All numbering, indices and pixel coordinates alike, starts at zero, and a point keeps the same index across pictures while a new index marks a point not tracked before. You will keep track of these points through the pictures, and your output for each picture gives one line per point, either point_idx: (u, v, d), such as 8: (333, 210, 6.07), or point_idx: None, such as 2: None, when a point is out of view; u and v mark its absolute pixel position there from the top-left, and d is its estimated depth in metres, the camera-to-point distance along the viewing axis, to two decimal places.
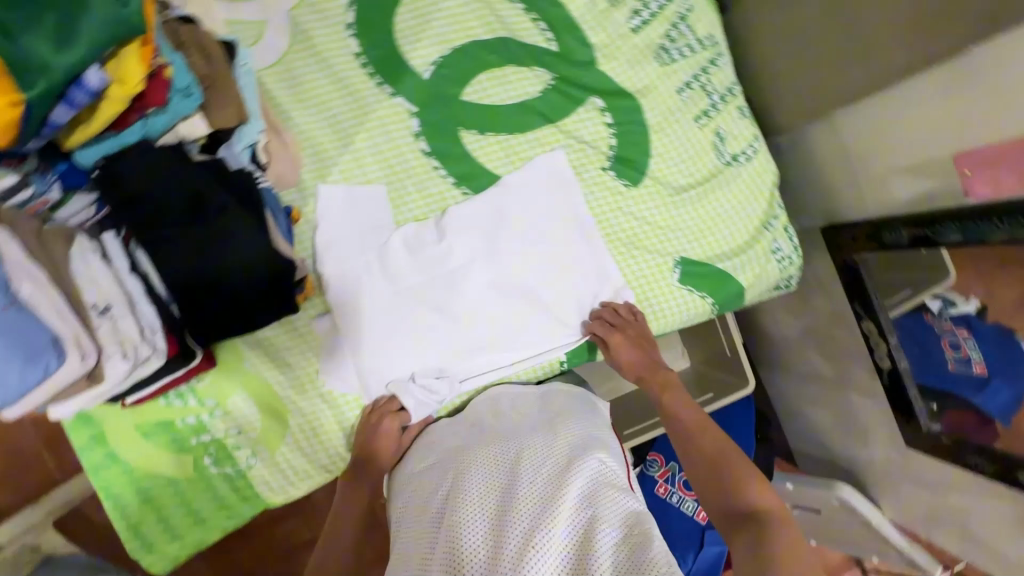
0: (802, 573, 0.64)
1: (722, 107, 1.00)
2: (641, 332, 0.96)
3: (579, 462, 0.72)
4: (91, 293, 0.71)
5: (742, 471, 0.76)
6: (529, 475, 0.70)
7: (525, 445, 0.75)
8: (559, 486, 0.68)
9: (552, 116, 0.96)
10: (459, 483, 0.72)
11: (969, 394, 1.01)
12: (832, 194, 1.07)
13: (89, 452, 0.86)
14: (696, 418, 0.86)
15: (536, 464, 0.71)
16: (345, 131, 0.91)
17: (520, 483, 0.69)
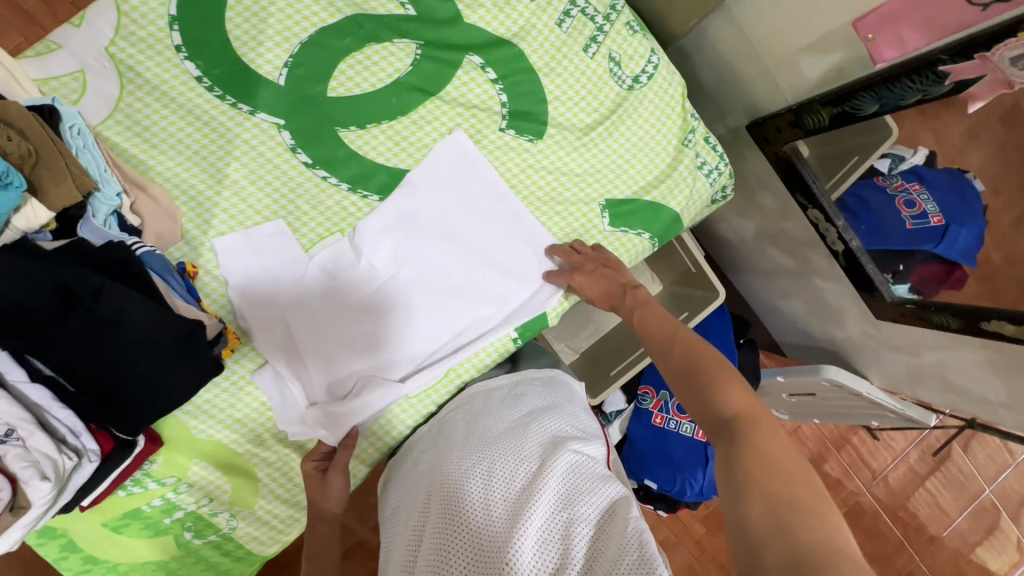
0: (778, 463, 0.57)
1: (609, 27, 0.91)
2: (602, 262, 0.89)
3: (553, 460, 0.69)
4: None
5: (717, 371, 0.68)
6: (504, 484, 0.67)
7: (495, 449, 0.73)
8: (533, 488, 0.65)
9: (430, 88, 0.87)
10: (434, 503, 0.69)
11: (929, 246, 1.05)
12: (749, 89, 1.01)
13: (65, 561, 0.84)
14: (667, 328, 0.77)
15: (507, 472, 0.69)
16: (214, 167, 0.83)
17: (497, 494, 0.66)
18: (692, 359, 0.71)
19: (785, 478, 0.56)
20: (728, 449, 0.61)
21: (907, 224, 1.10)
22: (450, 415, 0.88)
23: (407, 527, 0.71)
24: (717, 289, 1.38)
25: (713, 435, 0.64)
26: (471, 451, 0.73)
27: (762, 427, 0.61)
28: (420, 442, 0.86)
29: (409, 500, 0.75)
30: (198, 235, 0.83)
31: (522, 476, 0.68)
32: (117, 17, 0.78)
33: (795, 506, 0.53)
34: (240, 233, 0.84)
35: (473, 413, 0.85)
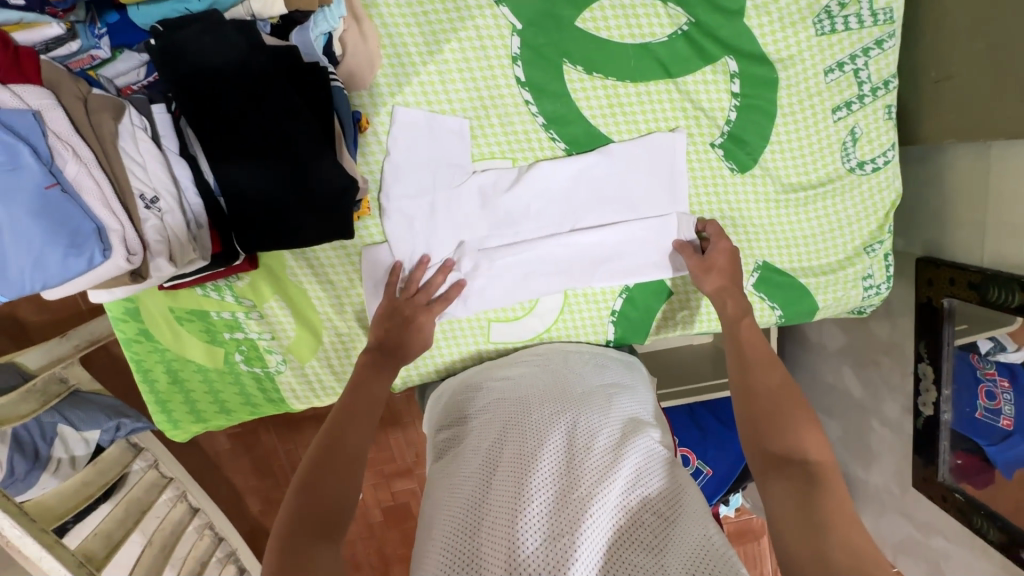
0: (848, 516, 0.60)
1: (870, 101, 0.84)
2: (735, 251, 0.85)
3: (634, 438, 0.70)
4: (138, 180, 0.63)
5: (801, 415, 0.70)
6: (585, 441, 0.69)
7: (579, 410, 0.74)
8: (614, 458, 0.66)
9: (671, 69, 0.81)
10: (512, 439, 0.70)
11: (984, 442, 1.00)
12: (947, 228, 0.96)
13: (122, 324, 0.84)
14: (763, 352, 0.77)
15: (590, 433, 0.70)
16: (434, 36, 0.77)
17: (578, 446, 0.68)
18: (780, 394, 0.72)
19: (858, 529, 0.59)
20: (800, 489, 0.62)
21: (977, 414, 1.00)
22: (511, 368, 0.87)
23: (472, 452, 0.71)
24: None
25: (771, 471, 0.66)
26: (556, 403, 0.75)
27: (834, 480, 0.64)
28: (487, 374, 0.87)
29: (478, 429, 0.75)
30: (385, 93, 0.79)
31: (604, 441, 0.69)
32: None
33: (872, 560, 0.56)
34: (424, 113, 0.80)
35: (556, 367, 0.84)
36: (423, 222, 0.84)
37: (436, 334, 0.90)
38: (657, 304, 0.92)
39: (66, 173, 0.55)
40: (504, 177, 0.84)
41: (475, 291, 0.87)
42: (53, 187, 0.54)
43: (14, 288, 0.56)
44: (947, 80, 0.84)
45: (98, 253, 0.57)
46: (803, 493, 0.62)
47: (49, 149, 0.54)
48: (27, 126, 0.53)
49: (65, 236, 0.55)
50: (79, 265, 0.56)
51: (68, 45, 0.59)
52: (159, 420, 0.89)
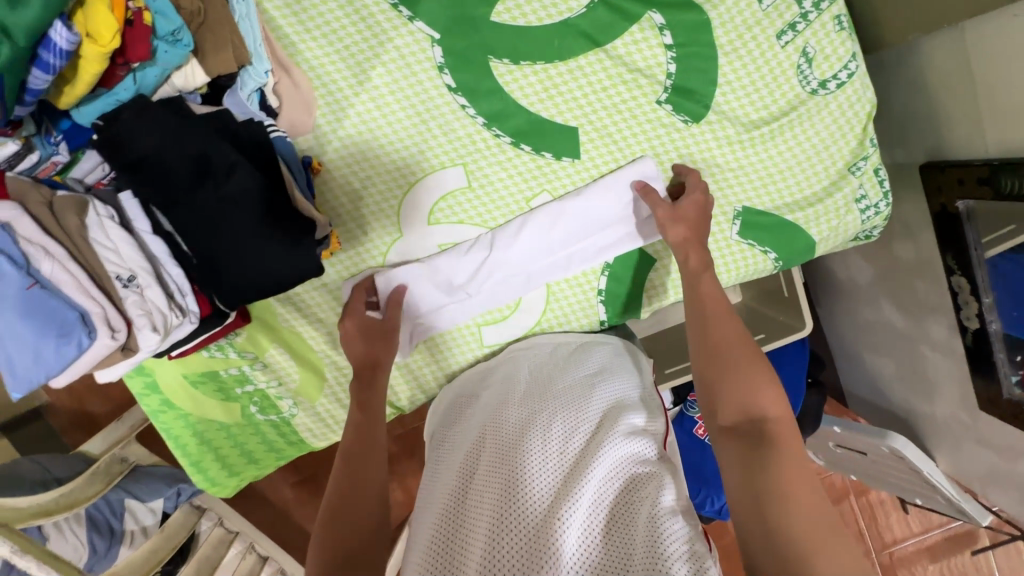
0: (801, 480, 0.55)
1: (815, 16, 0.79)
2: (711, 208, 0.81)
3: (609, 438, 0.67)
4: (112, 264, 0.67)
5: (757, 369, 0.64)
6: (562, 440, 0.68)
7: (555, 415, 0.72)
8: (584, 462, 0.64)
9: (598, 38, 0.80)
10: (493, 445, 0.70)
11: None
12: (943, 127, 0.88)
13: (146, 397, 0.91)
14: (722, 306, 0.71)
15: (563, 441, 0.68)
16: (359, 66, 0.80)
17: (554, 448, 0.67)
18: (738, 347, 0.67)
19: (813, 493, 0.54)
20: (752, 450, 0.58)
21: None
22: (502, 365, 0.88)
23: (452, 463, 0.73)
24: (804, 323, 1.32)
25: (728, 436, 0.61)
26: (533, 404, 0.75)
27: (788, 439, 0.59)
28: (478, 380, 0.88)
29: (456, 439, 0.77)
30: (327, 131, 0.82)
31: (580, 439, 0.68)
32: None
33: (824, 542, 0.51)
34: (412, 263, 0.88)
35: (540, 365, 0.85)
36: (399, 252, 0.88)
37: (430, 349, 0.92)
38: (643, 272, 0.91)
39: (43, 272, 0.61)
40: (456, 180, 0.86)
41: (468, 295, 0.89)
42: (32, 287, 0.60)
43: (24, 382, 0.62)
44: None
45: (85, 336, 0.62)
46: (753, 457, 0.57)
47: (22, 254, 0.60)
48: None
49: (53, 326, 0.61)
50: (71, 350, 0.61)
51: (28, 158, 0.66)
52: (197, 481, 0.95)
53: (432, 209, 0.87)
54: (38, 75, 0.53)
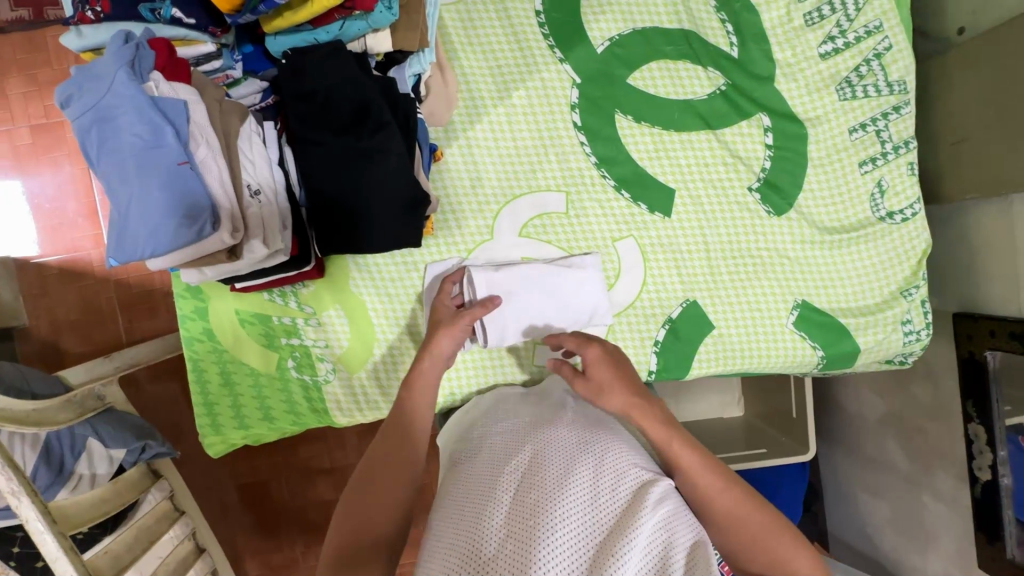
0: None
1: (893, 158, 0.92)
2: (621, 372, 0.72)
3: (658, 496, 0.56)
4: (248, 173, 0.72)
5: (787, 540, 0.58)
6: (603, 484, 0.58)
7: (599, 454, 0.61)
8: (628, 524, 0.53)
9: (711, 122, 0.92)
10: (525, 474, 0.59)
11: None
12: (979, 282, 0.99)
13: (189, 321, 0.89)
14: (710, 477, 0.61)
15: (607, 486, 0.57)
16: (505, 84, 0.90)
17: (595, 493, 0.56)
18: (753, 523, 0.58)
19: None
20: None
21: None
22: (549, 387, 0.86)
23: (475, 477, 0.63)
24: (807, 446, 1.33)
25: None
26: (583, 430, 0.66)
27: None
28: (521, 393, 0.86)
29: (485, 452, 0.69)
30: (459, 128, 0.90)
31: (630, 481, 0.59)
32: None
33: None
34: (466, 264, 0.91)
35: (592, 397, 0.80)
36: (483, 252, 0.92)
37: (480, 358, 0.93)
38: (702, 335, 0.94)
39: (197, 156, 0.64)
40: (555, 204, 0.92)
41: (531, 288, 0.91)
42: (184, 164, 0.63)
43: (128, 253, 0.64)
44: (962, 142, 0.95)
45: (207, 226, 0.64)
46: None
47: (188, 133, 0.64)
48: (176, 111, 0.62)
49: (185, 208, 0.63)
50: (190, 235, 0.63)
51: (212, 61, 0.73)
52: (202, 423, 0.90)
53: (526, 223, 0.92)
54: None
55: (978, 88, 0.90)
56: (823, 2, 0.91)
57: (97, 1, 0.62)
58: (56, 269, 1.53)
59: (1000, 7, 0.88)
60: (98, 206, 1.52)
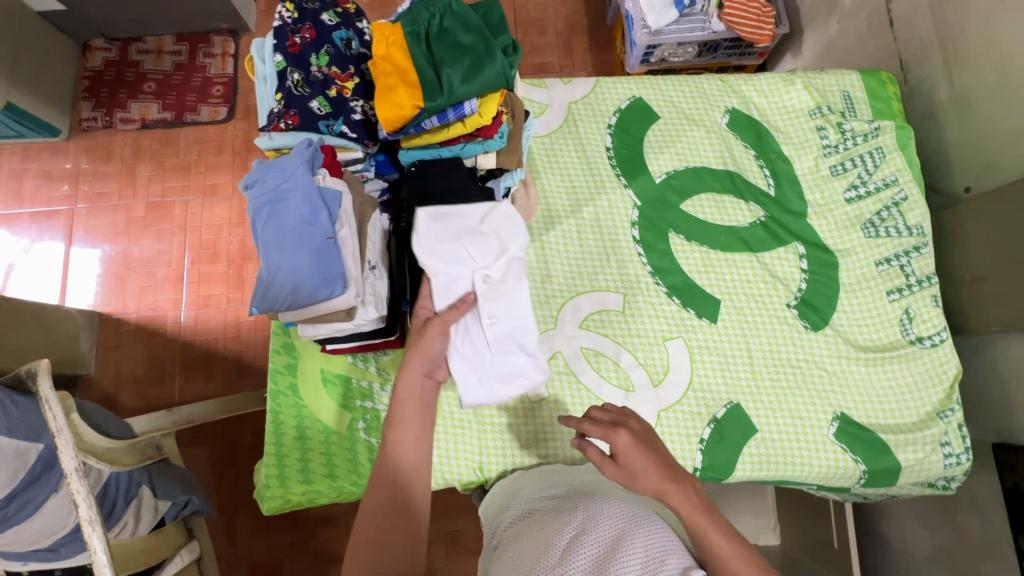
0: None
1: (918, 289, 1.03)
2: (645, 432, 0.80)
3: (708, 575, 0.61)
4: (371, 252, 0.87)
5: None
6: (658, 552, 0.63)
7: (656, 526, 0.68)
8: None
9: (752, 246, 1.07)
10: (585, 530, 0.66)
11: None
12: (1014, 413, 1.04)
13: (279, 376, 0.99)
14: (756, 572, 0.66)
15: (662, 552, 0.63)
16: (577, 201, 1.08)
17: (644, 553, 0.62)
18: None
19: None
20: None
21: None
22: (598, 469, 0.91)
23: (534, 535, 0.70)
24: None
25: None
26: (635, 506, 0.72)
27: None
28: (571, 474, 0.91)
29: (533, 521, 0.74)
30: (535, 232, 1.06)
31: (681, 554, 0.64)
32: (589, 89, 1.13)
33: None
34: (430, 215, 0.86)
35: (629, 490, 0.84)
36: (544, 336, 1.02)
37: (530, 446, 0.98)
38: (746, 438, 0.98)
39: (340, 234, 0.80)
40: (614, 303, 1.04)
41: (503, 245, 0.89)
42: (330, 239, 0.78)
43: (268, 303, 0.78)
44: (979, 283, 1.06)
45: (338, 289, 0.78)
46: None
47: (338, 216, 0.80)
48: (333, 199, 0.79)
49: (324, 273, 0.77)
50: (324, 294, 0.77)
51: (357, 164, 0.91)
52: (270, 473, 0.95)
53: (587, 317, 1.04)
54: (433, 120, 0.79)
55: (989, 237, 1.04)
56: (845, 157, 1.10)
57: (289, 116, 0.82)
58: (133, 325, 1.67)
59: (998, 172, 1.04)
60: (184, 273, 1.70)
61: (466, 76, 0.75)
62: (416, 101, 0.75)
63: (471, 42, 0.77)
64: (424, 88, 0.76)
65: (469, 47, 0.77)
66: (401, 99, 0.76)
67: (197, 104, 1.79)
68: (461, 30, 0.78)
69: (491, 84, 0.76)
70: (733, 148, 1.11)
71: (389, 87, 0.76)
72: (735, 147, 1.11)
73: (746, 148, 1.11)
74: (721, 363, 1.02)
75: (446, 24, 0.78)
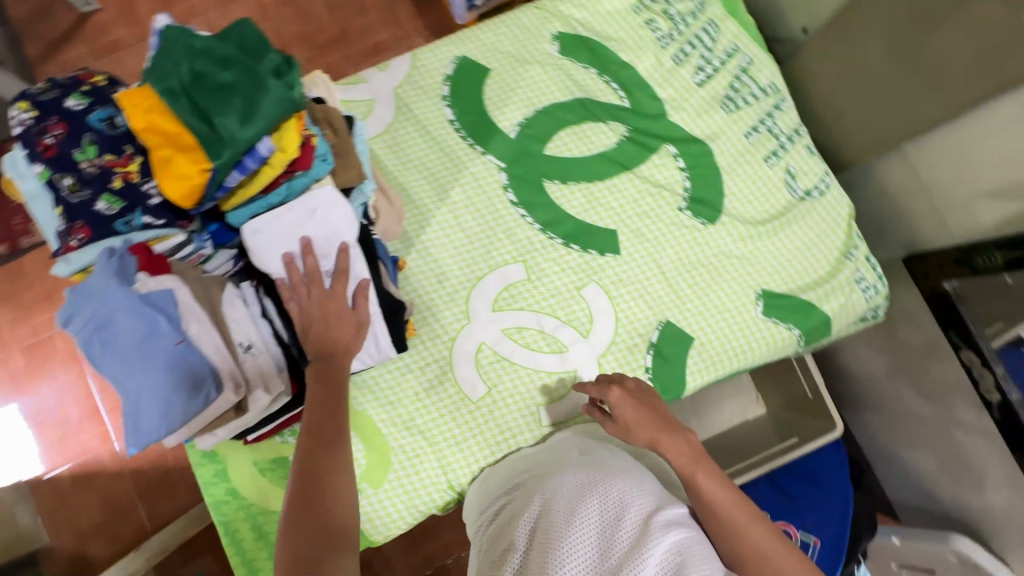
0: None
1: (792, 145, 1.06)
2: (642, 390, 0.85)
3: (668, 519, 0.65)
4: (239, 332, 0.78)
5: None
6: (618, 509, 0.66)
7: (612, 480, 0.71)
8: (646, 539, 0.62)
9: (627, 164, 1.04)
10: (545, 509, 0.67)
11: None
12: (912, 223, 1.08)
13: (213, 486, 0.92)
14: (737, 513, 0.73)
15: (622, 508, 0.66)
16: (442, 188, 1.01)
17: (608, 515, 0.65)
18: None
19: None
20: None
21: None
22: (561, 443, 0.91)
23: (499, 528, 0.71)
24: (833, 420, 1.33)
25: None
26: (589, 467, 0.74)
27: None
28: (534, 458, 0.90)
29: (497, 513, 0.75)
30: (412, 236, 1.00)
31: (638, 502, 0.67)
32: (408, 67, 1.05)
33: None
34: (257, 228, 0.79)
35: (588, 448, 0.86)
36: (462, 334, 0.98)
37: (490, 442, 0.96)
38: (685, 351, 0.99)
39: (190, 332, 0.72)
40: (517, 274, 1.00)
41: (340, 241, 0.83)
42: (179, 345, 0.70)
43: (143, 437, 0.70)
44: (841, 117, 1.08)
45: (212, 391, 0.71)
46: None
47: (179, 315, 0.72)
48: (164, 300, 0.70)
49: (188, 382, 0.70)
50: (198, 404, 0.70)
51: (185, 248, 0.79)
52: None
53: (497, 297, 1.00)
54: (235, 174, 0.69)
55: (837, 71, 1.05)
56: (682, 43, 1.07)
57: (78, 230, 0.71)
58: None
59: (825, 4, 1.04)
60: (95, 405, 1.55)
61: (244, 116, 0.66)
62: (203, 164, 0.66)
63: (233, 77, 0.67)
64: (205, 145, 0.66)
65: (234, 84, 0.67)
66: (185, 168, 0.66)
67: (27, 225, 1.59)
68: (218, 69, 0.67)
69: (277, 114, 0.67)
70: (573, 73, 1.06)
71: (164, 160, 0.66)
72: (575, 71, 1.06)
73: (585, 68, 1.06)
74: (638, 289, 1.01)
75: (195, 66, 0.67)
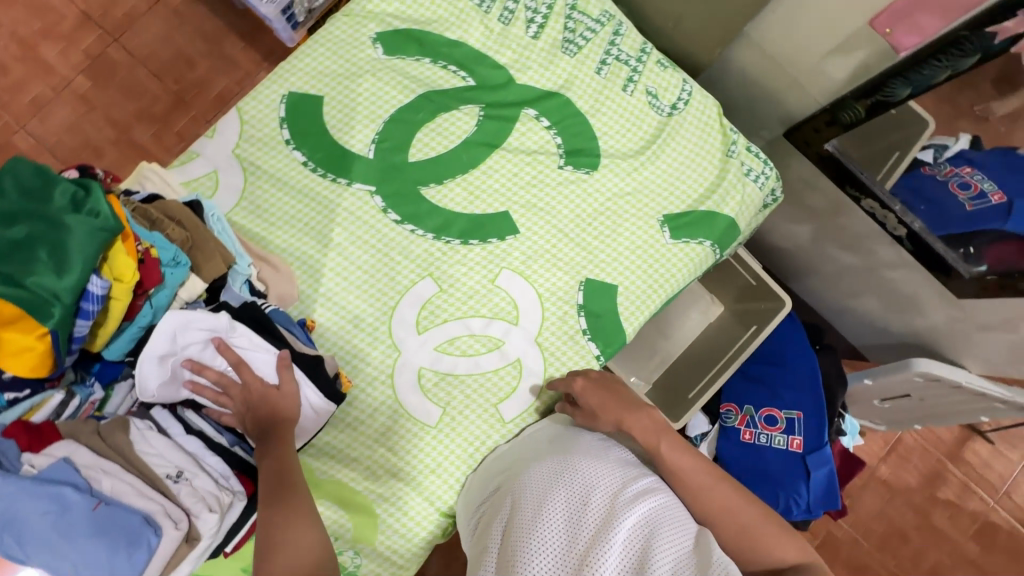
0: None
1: (643, 66, 1.05)
2: (606, 377, 0.90)
3: (632, 493, 0.69)
4: (160, 465, 0.74)
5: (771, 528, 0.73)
6: (583, 491, 0.70)
7: (577, 463, 0.74)
8: (611, 515, 0.65)
9: (494, 141, 1.01)
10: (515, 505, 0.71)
11: (999, 224, 1.14)
12: (778, 98, 1.10)
13: None
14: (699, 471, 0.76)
15: (588, 491, 0.70)
16: (321, 234, 0.96)
17: (575, 497, 0.69)
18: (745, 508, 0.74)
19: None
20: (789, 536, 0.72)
21: (970, 206, 1.17)
22: (532, 439, 0.91)
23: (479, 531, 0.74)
24: (780, 297, 1.36)
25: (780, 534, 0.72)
26: (556, 456, 0.78)
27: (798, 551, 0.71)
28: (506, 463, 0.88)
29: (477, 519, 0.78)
30: (310, 293, 0.96)
31: (603, 480, 0.71)
32: (239, 125, 0.99)
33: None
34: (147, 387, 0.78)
35: (555, 435, 0.88)
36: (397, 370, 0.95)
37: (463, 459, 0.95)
38: (614, 300, 1.00)
39: (104, 491, 0.68)
40: (429, 289, 0.97)
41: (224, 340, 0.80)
42: (99, 505, 0.66)
43: None
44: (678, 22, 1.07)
45: (153, 536, 0.66)
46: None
47: (86, 480, 0.68)
48: (63, 472, 0.67)
49: (122, 537, 0.64)
50: (142, 554, 0.65)
51: (70, 404, 0.76)
52: None
53: (418, 319, 0.96)
54: (80, 322, 0.67)
55: None
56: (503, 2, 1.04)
57: None
58: None
59: None
60: None
61: (59, 266, 0.64)
62: (38, 328, 0.63)
63: (26, 231, 0.65)
64: (30, 310, 0.63)
65: (31, 237, 0.64)
66: (18, 341, 0.63)
67: None
68: (7, 228, 0.65)
69: (90, 248, 0.65)
70: (407, 69, 1.01)
71: None
72: (408, 67, 1.01)
73: (417, 61, 1.02)
74: (550, 259, 0.99)
75: None
